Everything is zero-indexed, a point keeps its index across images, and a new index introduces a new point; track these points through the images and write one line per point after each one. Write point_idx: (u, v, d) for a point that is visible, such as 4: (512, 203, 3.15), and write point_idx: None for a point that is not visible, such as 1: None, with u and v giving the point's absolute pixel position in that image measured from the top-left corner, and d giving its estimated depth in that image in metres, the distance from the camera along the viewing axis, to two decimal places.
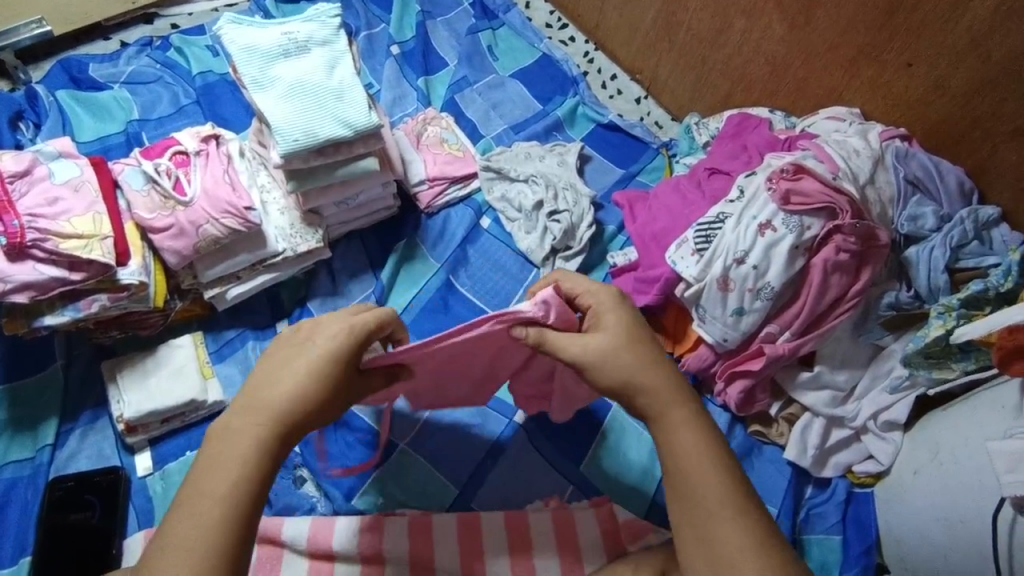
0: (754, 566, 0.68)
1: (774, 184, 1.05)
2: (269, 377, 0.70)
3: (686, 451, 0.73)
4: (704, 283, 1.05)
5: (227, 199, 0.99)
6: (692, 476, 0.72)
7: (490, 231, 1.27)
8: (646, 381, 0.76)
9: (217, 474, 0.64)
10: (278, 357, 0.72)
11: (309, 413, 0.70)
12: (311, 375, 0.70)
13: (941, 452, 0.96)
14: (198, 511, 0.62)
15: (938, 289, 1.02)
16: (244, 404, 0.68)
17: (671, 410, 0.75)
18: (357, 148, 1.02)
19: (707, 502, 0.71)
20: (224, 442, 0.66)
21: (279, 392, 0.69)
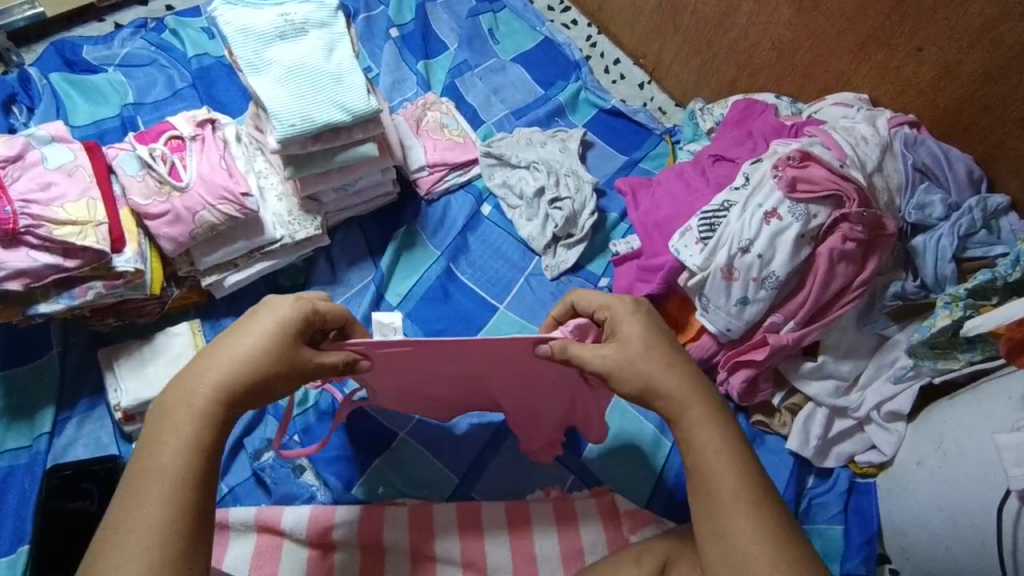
0: (768, 560, 0.67)
1: (780, 172, 1.03)
2: (218, 352, 0.69)
3: (705, 444, 0.73)
4: (708, 272, 1.03)
5: (224, 184, 0.97)
6: (708, 469, 0.72)
7: (491, 218, 1.26)
8: (649, 378, 0.75)
9: (161, 454, 0.63)
10: (230, 333, 0.71)
11: (262, 386, 0.69)
12: (263, 349, 0.69)
13: (944, 442, 0.96)
14: (144, 493, 0.61)
15: (945, 278, 1.01)
16: (192, 384, 0.67)
17: (691, 406, 0.74)
18: (356, 134, 1.00)
19: (722, 496, 0.70)
20: (166, 421, 0.65)
21: (229, 372, 0.68)
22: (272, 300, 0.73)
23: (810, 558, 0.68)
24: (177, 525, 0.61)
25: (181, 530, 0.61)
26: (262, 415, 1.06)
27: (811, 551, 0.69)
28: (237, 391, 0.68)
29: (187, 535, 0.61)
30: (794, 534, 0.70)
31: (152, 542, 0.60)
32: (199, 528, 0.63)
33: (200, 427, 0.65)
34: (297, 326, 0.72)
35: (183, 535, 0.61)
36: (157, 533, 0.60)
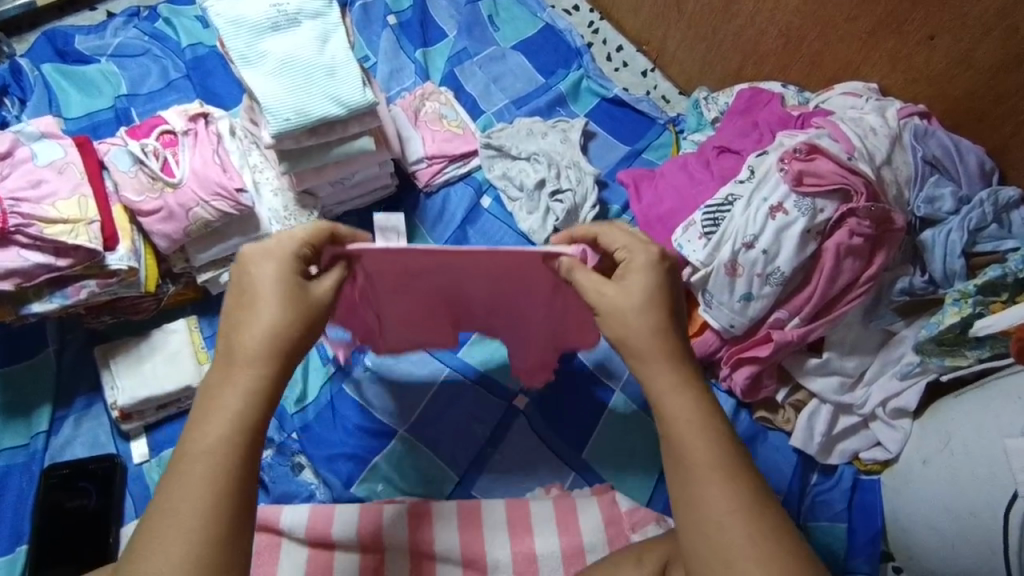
0: (743, 532, 0.60)
1: (786, 164, 1.00)
2: (241, 323, 0.64)
3: (676, 412, 0.66)
4: (711, 268, 1.01)
5: (217, 180, 0.95)
6: (681, 438, 0.65)
7: (491, 211, 1.24)
8: (625, 340, 0.71)
9: (202, 439, 0.58)
10: (236, 295, 0.66)
11: (289, 353, 0.65)
12: (276, 305, 0.65)
13: (952, 441, 0.95)
14: (186, 481, 0.56)
15: (954, 274, 0.99)
16: (228, 357, 0.63)
17: (660, 372, 0.68)
18: (352, 127, 0.98)
19: (696, 462, 0.63)
20: (208, 404, 0.60)
21: (258, 337, 0.63)
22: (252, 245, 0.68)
23: (786, 532, 0.61)
24: (220, 515, 0.56)
25: (223, 520, 0.56)
26: None
27: (791, 528, 0.61)
28: (271, 362, 0.63)
29: (228, 526, 0.56)
30: (771, 505, 0.63)
31: (193, 535, 0.55)
32: (245, 510, 0.58)
33: (243, 409, 0.60)
34: (295, 275, 0.68)
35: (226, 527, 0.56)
36: (200, 524, 0.55)
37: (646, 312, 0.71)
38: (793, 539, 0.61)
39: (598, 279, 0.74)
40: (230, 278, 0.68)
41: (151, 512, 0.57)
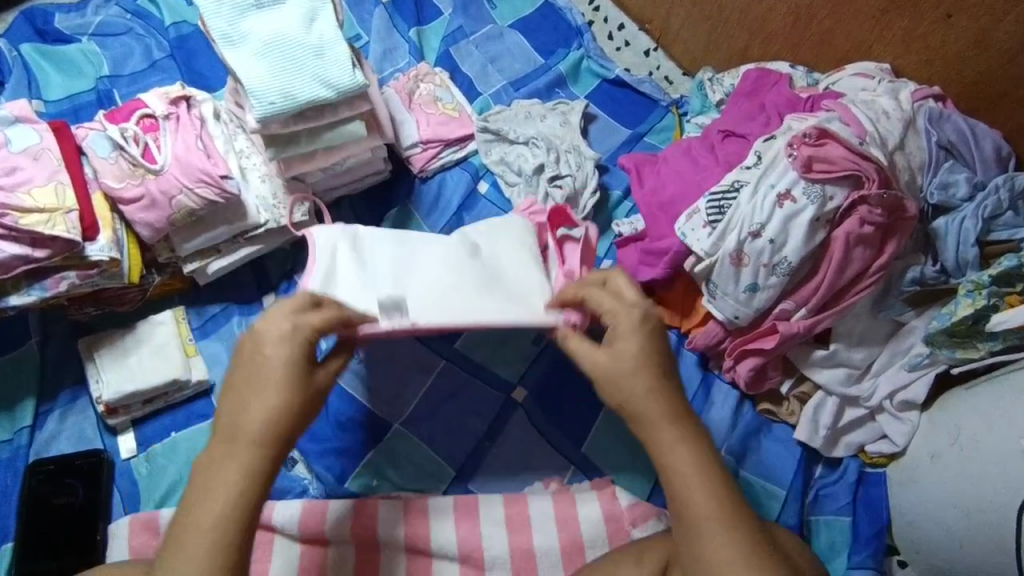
0: None
1: (795, 150, 0.96)
2: (243, 402, 0.64)
3: (679, 464, 0.66)
4: (716, 258, 0.98)
5: (201, 166, 0.91)
6: (683, 489, 0.65)
7: (488, 197, 1.21)
8: (624, 398, 0.69)
9: (202, 516, 0.61)
10: (248, 365, 0.66)
11: (286, 437, 0.65)
12: (282, 387, 0.65)
13: (961, 436, 0.92)
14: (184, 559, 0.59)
15: (966, 263, 0.96)
16: (224, 435, 0.64)
17: (661, 428, 0.67)
18: (341, 111, 0.93)
19: (698, 519, 0.64)
20: (206, 480, 0.62)
21: (255, 417, 0.64)
22: (269, 322, 0.68)
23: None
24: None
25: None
26: None
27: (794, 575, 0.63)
28: (267, 446, 0.63)
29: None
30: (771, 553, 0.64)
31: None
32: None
33: (236, 489, 0.61)
34: (307, 358, 0.67)
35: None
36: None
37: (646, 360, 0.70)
38: None
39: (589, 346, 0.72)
40: (240, 347, 0.68)
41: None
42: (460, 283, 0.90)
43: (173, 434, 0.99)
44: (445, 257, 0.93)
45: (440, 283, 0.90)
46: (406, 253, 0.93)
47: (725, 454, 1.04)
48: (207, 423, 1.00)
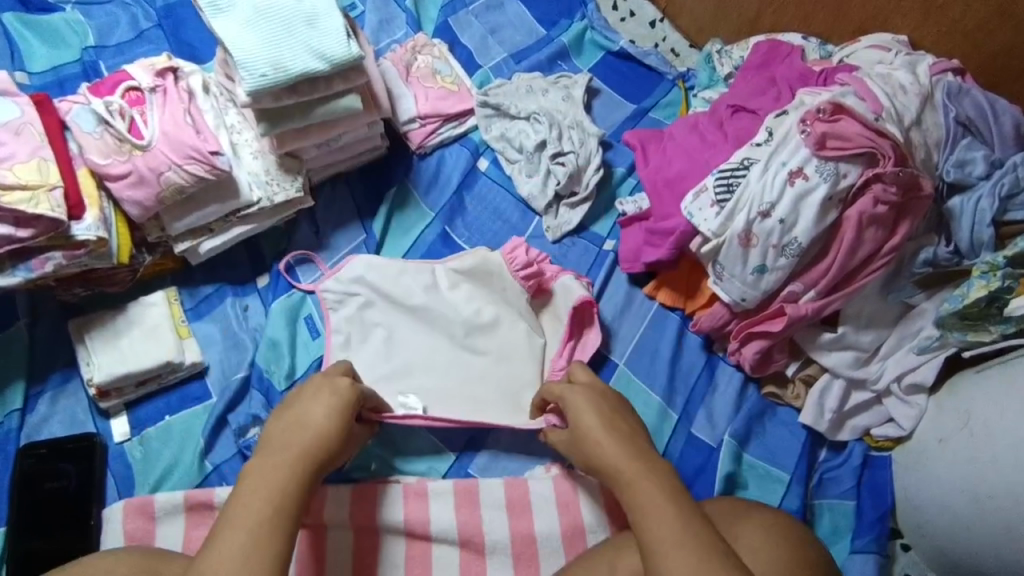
0: None
1: (808, 126, 0.93)
2: (299, 420, 0.77)
3: (640, 493, 0.73)
4: (723, 239, 0.95)
5: (190, 142, 0.87)
6: (647, 514, 0.71)
7: (489, 174, 1.18)
8: (594, 446, 0.79)
9: (238, 511, 0.67)
10: (299, 400, 0.79)
11: (329, 458, 0.76)
12: (332, 410, 0.78)
13: (971, 421, 0.90)
14: (229, 543, 0.65)
15: (980, 244, 0.93)
16: (271, 449, 0.73)
17: (630, 462, 0.76)
18: (335, 85, 0.90)
19: (671, 536, 0.68)
20: (257, 476, 0.70)
21: (305, 436, 0.75)
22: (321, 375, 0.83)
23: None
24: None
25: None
26: (247, 390, 0.98)
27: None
28: (315, 459, 0.74)
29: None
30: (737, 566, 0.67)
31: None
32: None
33: (287, 483, 0.70)
34: (353, 405, 0.80)
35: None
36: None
37: (604, 415, 0.81)
38: None
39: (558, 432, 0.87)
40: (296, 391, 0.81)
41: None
42: (462, 358, 1.02)
43: (167, 418, 0.97)
44: (445, 327, 1.03)
45: (447, 356, 1.02)
46: (413, 319, 1.03)
47: (728, 437, 1.02)
48: (202, 406, 0.98)
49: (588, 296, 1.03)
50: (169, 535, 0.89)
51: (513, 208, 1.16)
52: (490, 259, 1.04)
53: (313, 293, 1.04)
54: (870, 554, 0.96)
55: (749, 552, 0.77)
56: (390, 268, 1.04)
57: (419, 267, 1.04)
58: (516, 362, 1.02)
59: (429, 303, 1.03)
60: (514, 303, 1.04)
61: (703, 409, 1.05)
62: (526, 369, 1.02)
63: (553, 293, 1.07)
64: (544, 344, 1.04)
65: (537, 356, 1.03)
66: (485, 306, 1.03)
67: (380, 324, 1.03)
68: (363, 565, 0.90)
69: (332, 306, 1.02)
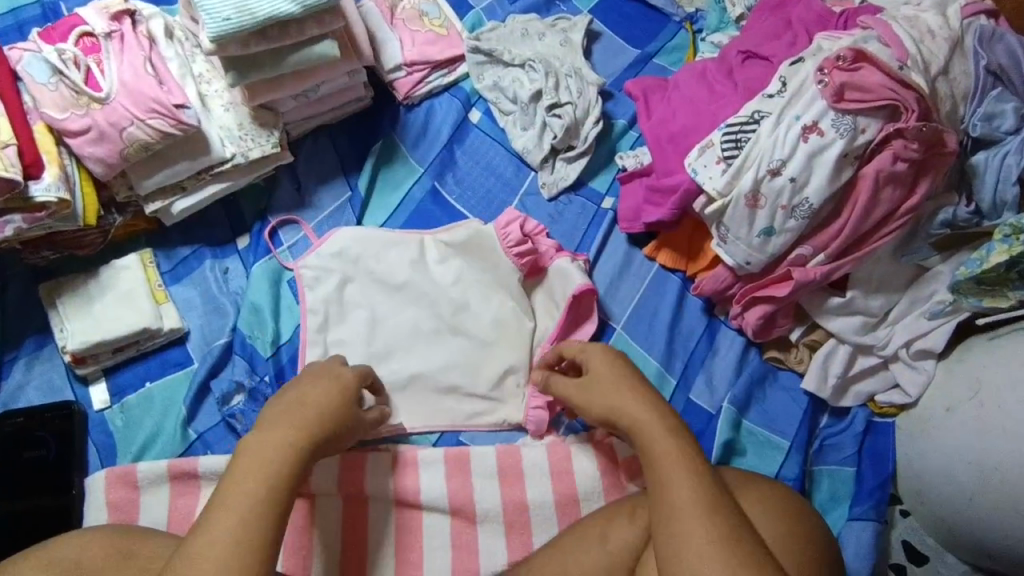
0: (717, 565, 0.63)
1: (825, 75, 0.85)
2: (298, 401, 0.74)
3: (659, 457, 0.71)
4: (729, 199, 0.89)
5: (153, 94, 0.80)
6: (665, 480, 0.69)
7: (481, 126, 1.11)
8: (614, 410, 0.77)
9: (232, 487, 0.65)
10: (302, 383, 0.77)
11: (327, 439, 0.73)
12: (330, 396, 0.76)
13: (982, 391, 0.87)
14: (230, 515, 0.63)
15: (1004, 204, 0.88)
16: (269, 422, 0.71)
17: (649, 420, 0.74)
18: (309, 28, 0.82)
19: (682, 504, 0.67)
20: (252, 451, 0.67)
21: (306, 412, 0.73)
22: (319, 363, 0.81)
23: (760, 558, 0.64)
24: (252, 553, 0.61)
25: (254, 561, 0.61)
26: (229, 357, 0.94)
27: (765, 555, 0.65)
28: (313, 436, 0.71)
29: (256, 568, 0.61)
30: (749, 536, 0.66)
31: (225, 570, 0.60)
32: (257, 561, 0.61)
33: (287, 459, 0.68)
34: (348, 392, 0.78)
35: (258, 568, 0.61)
36: (240, 563, 0.61)
37: (625, 381, 0.79)
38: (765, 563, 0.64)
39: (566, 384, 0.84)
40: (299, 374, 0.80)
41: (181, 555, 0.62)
42: (447, 342, 0.98)
43: (148, 385, 0.94)
44: (431, 303, 1.00)
45: (432, 337, 0.98)
46: (398, 291, 1.00)
47: (728, 403, 0.99)
48: (184, 372, 0.94)
49: (587, 283, 0.98)
50: (152, 504, 0.87)
51: (506, 164, 1.09)
52: (485, 231, 1.02)
53: (292, 270, 0.99)
54: (869, 521, 0.94)
55: (756, 518, 0.75)
56: (374, 241, 1.01)
57: (405, 240, 1.01)
58: (502, 347, 0.98)
59: (414, 279, 1.00)
60: (505, 281, 1.01)
61: (702, 374, 1.02)
62: (516, 337, 0.99)
63: (547, 273, 1.03)
64: (534, 328, 1.01)
65: (525, 342, 0.99)
66: (472, 288, 1.00)
67: (361, 305, 0.99)
68: (351, 535, 0.88)
69: (309, 284, 0.98)
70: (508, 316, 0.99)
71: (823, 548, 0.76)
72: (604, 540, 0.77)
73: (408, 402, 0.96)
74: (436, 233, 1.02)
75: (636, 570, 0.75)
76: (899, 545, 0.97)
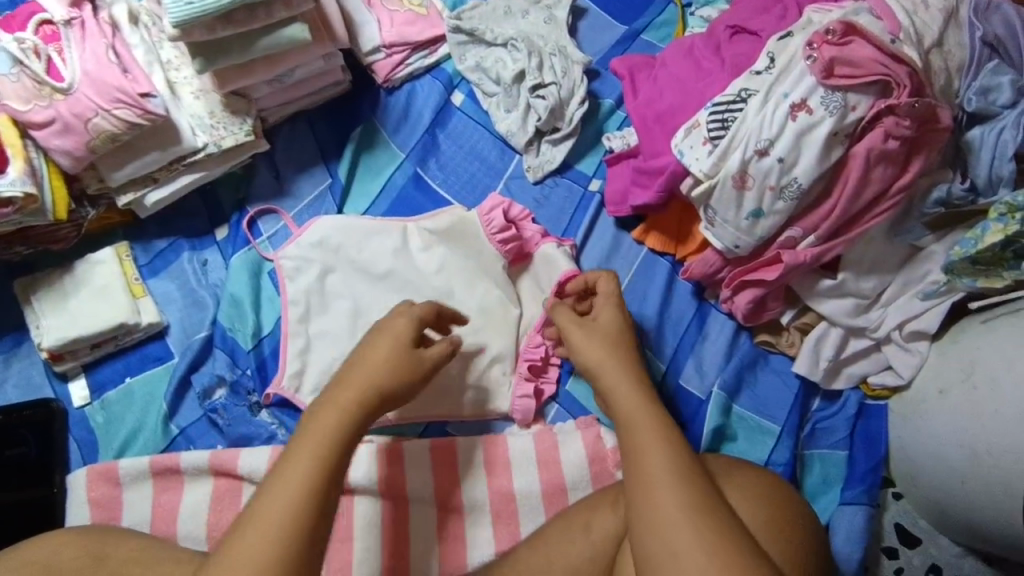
0: (689, 534, 0.63)
1: (814, 51, 0.82)
2: (358, 359, 0.72)
3: (636, 431, 0.70)
4: (716, 181, 0.86)
5: (116, 83, 0.78)
6: (639, 451, 0.69)
7: (464, 109, 1.08)
8: (609, 386, 0.75)
9: (295, 451, 0.64)
10: (365, 339, 0.75)
11: (387, 400, 0.71)
12: (394, 357, 0.73)
13: (976, 373, 0.85)
14: (285, 480, 0.61)
15: (999, 180, 0.85)
16: (338, 383, 0.70)
17: (624, 394, 0.74)
18: (277, 10, 0.79)
19: (654, 474, 0.67)
20: (319, 415, 0.66)
21: (371, 373, 0.70)
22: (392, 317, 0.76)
23: (732, 527, 0.64)
24: (300, 522, 0.60)
25: (301, 530, 0.59)
26: (210, 351, 0.93)
27: (737, 525, 0.64)
28: (374, 400, 0.69)
29: (310, 536, 0.60)
30: (721, 507, 0.65)
31: (274, 538, 0.59)
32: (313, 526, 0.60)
33: (341, 423, 0.66)
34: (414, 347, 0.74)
35: (303, 538, 0.59)
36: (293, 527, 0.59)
37: (618, 351, 0.78)
38: (737, 533, 0.63)
39: (572, 317, 0.83)
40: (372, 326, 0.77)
41: (242, 517, 0.61)
42: None
43: (128, 381, 0.92)
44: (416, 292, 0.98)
45: None
46: (381, 281, 0.98)
47: (717, 389, 0.98)
48: (164, 367, 0.93)
49: (572, 269, 0.97)
50: (136, 500, 0.86)
51: (490, 148, 1.06)
52: (468, 217, 1.00)
53: (272, 261, 0.97)
54: (860, 506, 0.93)
55: (736, 503, 0.74)
56: (355, 231, 0.98)
57: (387, 228, 0.99)
58: (488, 335, 0.96)
59: (397, 268, 0.98)
60: (489, 268, 0.99)
61: (692, 359, 1.00)
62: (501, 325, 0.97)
63: (533, 259, 1.01)
64: (520, 316, 0.99)
65: (511, 329, 0.97)
66: (457, 275, 0.98)
67: (344, 295, 0.97)
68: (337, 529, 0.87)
69: (290, 274, 0.96)
70: (493, 303, 0.97)
71: (803, 530, 0.75)
72: (587, 530, 0.76)
73: None
74: (419, 220, 1.00)
75: (615, 560, 0.74)
76: (891, 528, 0.97)
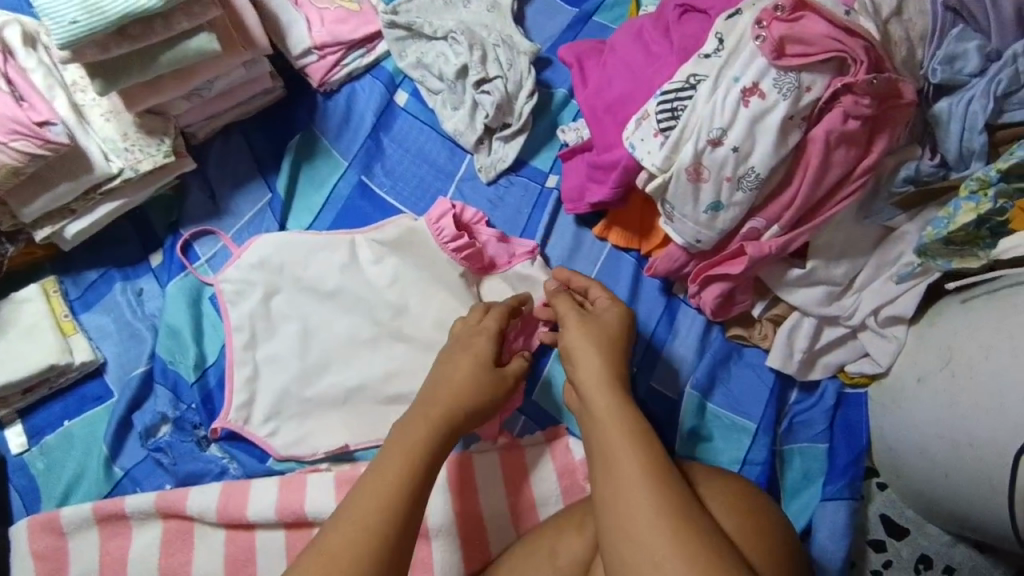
0: (662, 536, 0.58)
1: (764, 29, 0.77)
2: (440, 379, 0.73)
3: (605, 431, 0.67)
4: (670, 174, 0.81)
5: (10, 114, 0.72)
6: (609, 452, 0.65)
7: (408, 109, 1.02)
8: (583, 388, 0.72)
9: (382, 464, 0.63)
10: (440, 361, 0.76)
11: (467, 419, 0.71)
12: (474, 375, 0.74)
13: (953, 360, 0.81)
14: (374, 489, 0.61)
15: (970, 153, 0.80)
16: (424, 400, 0.71)
17: (598, 395, 0.70)
18: (177, 21, 0.73)
19: (625, 474, 0.63)
20: (404, 428, 0.67)
21: (452, 390, 0.72)
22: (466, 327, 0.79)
23: (706, 527, 0.59)
24: (385, 532, 0.59)
25: (387, 536, 0.59)
26: (151, 387, 0.88)
27: (712, 525, 0.60)
28: (457, 419, 0.70)
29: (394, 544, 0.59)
30: (695, 506, 0.61)
31: (362, 544, 0.58)
32: (400, 536, 0.60)
33: (430, 438, 0.66)
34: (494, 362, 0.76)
35: (388, 543, 0.58)
36: (380, 534, 0.59)
37: (611, 347, 0.75)
38: (712, 533, 0.59)
39: (573, 309, 0.79)
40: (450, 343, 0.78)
41: (328, 524, 0.60)
42: (387, 347, 0.91)
43: (66, 424, 0.88)
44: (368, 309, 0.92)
45: (370, 344, 0.91)
46: (329, 300, 0.92)
47: (690, 389, 0.94)
48: (104, 406, 0.89)
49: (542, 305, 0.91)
50: (82, 550, 0.82)
51: (438, 149, 1.00)
52: (416, 226, 0.94)
53: (211, 285, 0.92)
54: (843, 501, 0.90)
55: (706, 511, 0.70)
56: (299, 249, 0.93)
57: (334, 242, 0.93)
58: None
59: (345, 285, 0.92)
60: (443, 277, 0.93)
61: (664, 358, 0.96)
62: None
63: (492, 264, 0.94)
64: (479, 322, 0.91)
65: None
66: (411, 287, 0.92)
67: (291, 316, 0.91)
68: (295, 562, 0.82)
69: (231, 299, 0.91)
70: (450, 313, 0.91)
71: (777, 538, 0.70)
72: (553, 556, 0.72)
73: (350, 417, 0.88)
74: (368, 232, 0.94)
75: None
76: (877, 520, 0.93)
